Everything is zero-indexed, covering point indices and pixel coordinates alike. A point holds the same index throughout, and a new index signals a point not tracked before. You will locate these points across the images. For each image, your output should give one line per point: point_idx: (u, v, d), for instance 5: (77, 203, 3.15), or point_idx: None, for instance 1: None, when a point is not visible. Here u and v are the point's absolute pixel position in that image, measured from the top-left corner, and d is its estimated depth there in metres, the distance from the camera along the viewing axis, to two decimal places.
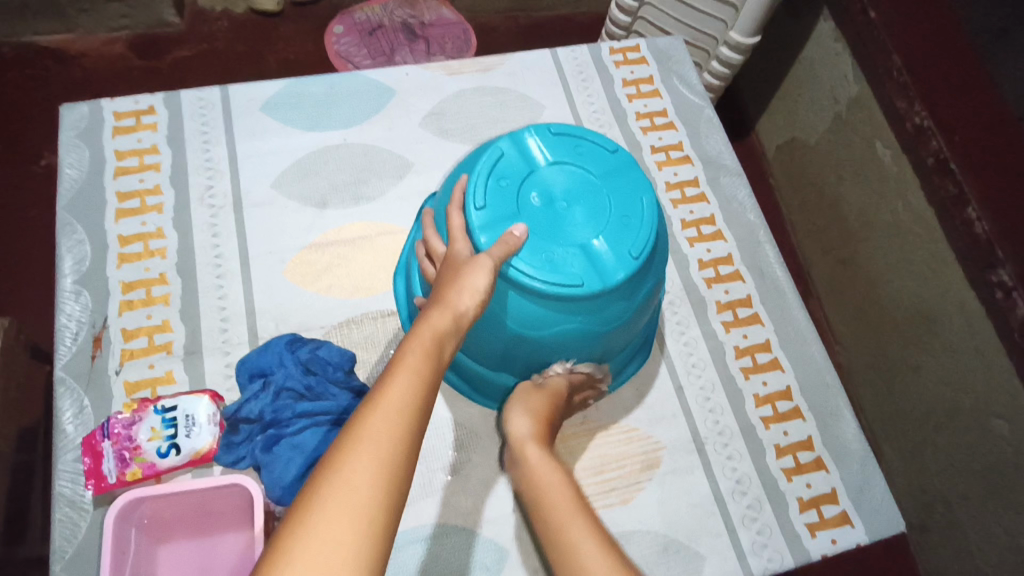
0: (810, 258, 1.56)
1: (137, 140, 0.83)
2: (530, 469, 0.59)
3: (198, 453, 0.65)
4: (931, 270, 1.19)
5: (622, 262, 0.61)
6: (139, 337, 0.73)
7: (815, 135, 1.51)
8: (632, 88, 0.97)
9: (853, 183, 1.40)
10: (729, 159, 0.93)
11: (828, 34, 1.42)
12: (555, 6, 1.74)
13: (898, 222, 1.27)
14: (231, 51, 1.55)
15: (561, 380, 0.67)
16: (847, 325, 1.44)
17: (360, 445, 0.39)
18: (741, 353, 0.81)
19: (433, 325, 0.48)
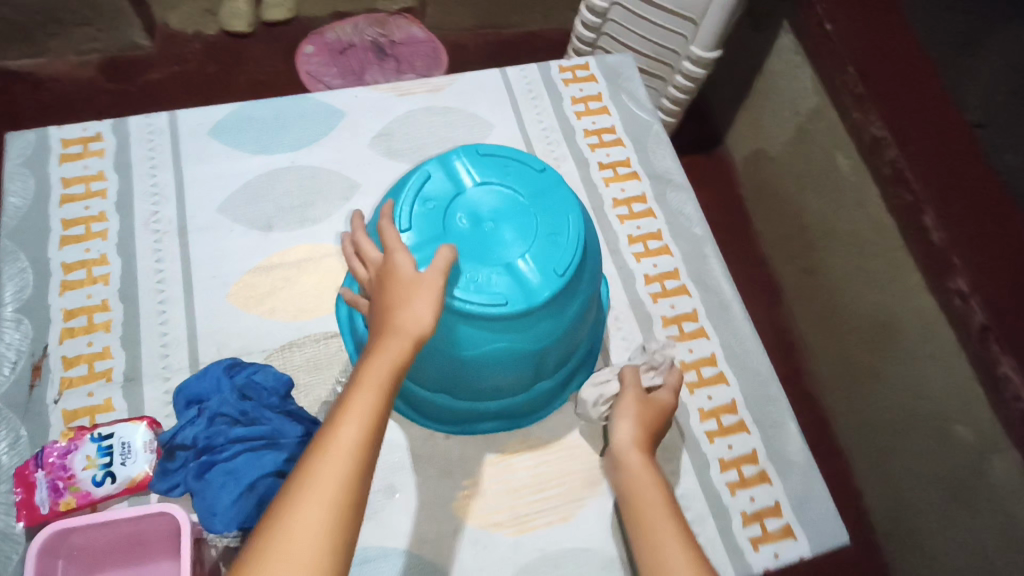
0: (778, 266, 1.56)
1: (84, 166, 0.83)
2: (636, 471, 0.59)
3: (133, 481, 0.66)
4: (890, 277, 1.20)
5: (549, 279, 0.61)
6: (79, 365, 0.73)
7: (779, 146, 1.53)
8: (581, 105, 0.98)
9: (817, 193, 1.41)
10: (676, 175, 0.94)
11: (789, 47, 1.44)
12: (525, 22, 1.75)
13: (858, 231, 1.29)
14: (201, 72, 1.56)
15: (666, 395, 0.71)
16: (815, 334, 1.44)
17: (308, 491, 0.43)
18: (687, 367, 0.82)
19: (387, 358, 0.50)
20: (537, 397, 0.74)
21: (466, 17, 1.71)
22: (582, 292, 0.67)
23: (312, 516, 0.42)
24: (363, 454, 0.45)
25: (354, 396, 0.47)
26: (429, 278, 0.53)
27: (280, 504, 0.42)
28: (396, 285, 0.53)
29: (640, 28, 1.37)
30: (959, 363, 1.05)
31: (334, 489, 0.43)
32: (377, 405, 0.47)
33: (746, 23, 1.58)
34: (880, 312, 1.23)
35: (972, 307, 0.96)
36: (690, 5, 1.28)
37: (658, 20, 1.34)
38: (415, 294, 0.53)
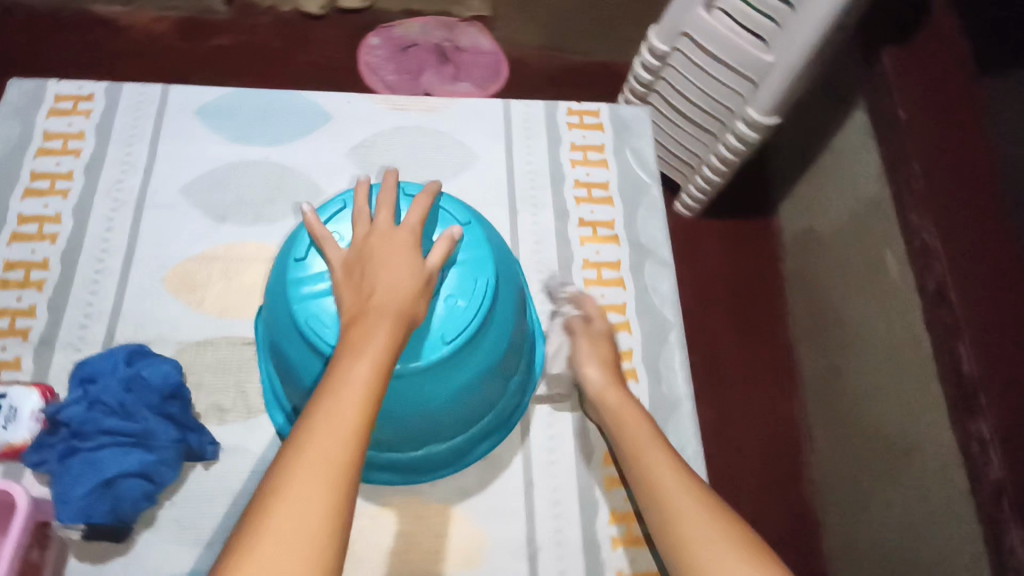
0: (804, 360, 1.34)
1: (68, 123, 0.85)
2: (616, 406, 0.70)
3: (10, 446, 0.66)
4: (910, 398, 1.03)
5: (429, 344, 0.58)
6: (4, 317, 0.74)
7: (831, 230, 1.29)
8: (579, 153, 0.92)
9: (858, 290, 1.20)
10: (661, 248, 0.87)
11: (859, 126, 1.19)
12: (592, 51, 1.56)
13: (893, 347, 1.08)
14: (266, 47, 1.52)
15: (603, 326, 0.78)
16: (828, 443, 1.24)
17: (302, 470, 0.44)
18: (610, 460, 0.75)
19: (380, 340, 0.50)
20: (428, 458, 0.69)
21: (534, 35, 1.55)
22: (474, 363, 0.62)
23: (308, 491, 0.43)
24: (352, 437, 0.45)
25: (339, 382, 0.47)
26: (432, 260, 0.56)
27: (275, 480, 0.44)
28: (406, 260, 0.54)
29: (698, 80, 1.13)
30: (970, 516, 0.89)
31: (325, 468, 0.44)
32: (365, 392, 0.47)
33: (819, 90, 1.31)
34: (897, 437, 1.05)
35: (990, 459, 0.83)
36: (746, 61, 1.04)
37: (713, 71, 1.10)
38: (422, 276, 0.54)
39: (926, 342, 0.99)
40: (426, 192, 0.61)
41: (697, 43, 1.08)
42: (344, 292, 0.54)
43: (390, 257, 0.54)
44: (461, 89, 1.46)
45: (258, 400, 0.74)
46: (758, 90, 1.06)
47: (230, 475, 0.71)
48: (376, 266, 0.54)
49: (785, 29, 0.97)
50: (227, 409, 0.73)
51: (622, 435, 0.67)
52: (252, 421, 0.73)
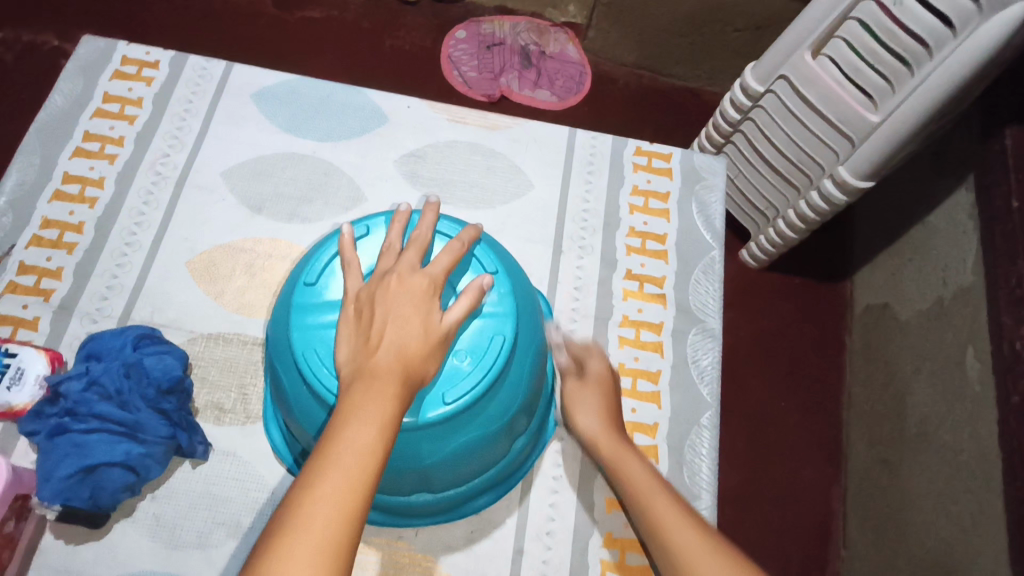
0: (853, 444, 1.18)
1: (128, 88, 0.84)
2: (616, 456, 0.64)
3: (10, 408, 0.64)
4: (968, 521, 0.90)
5: (428, 402, 0.53)
6: (30, 275, 0.74)
7: (908, 312, 1.15)
8: (640, 198, 0.85)
9: (930, 386, 1.05)
10: (711, 317, 0.79)
11: (964, 207, 1.05)
12: (685, 76, 1.45)
13: (961, 462, 0.93)
14: (355, 27, 1.42)
15: (601, 362, 0.71)
16: (867, 549, 1.07)
17: (297, 548, 0.38)
18: (610, 542, 0.68)
19: (392, 380, 0.46)
20: (416, 506, 0.64)
21: (628, 52, 1.42)
22: (474, 427, 0.56)
23: (302, 572, 0.37)
24: (353, 513, 0.40)
25: (340, 448, 0.42)
26: (448, 319, 0.51)
27: (265, 558, 0.38)
28: (420, 312, 0.50)
29: (789, 128, 1.03)
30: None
31: (324, 548, 0.38)
32: (368, 460, 0.42)
33: (926, 160, 1.17)
34: (944, 551, 0.93)
35: None
36: (848, 119, 0.93)
37: (809, 123, 0.98)
38: (435, 336, 0.50)
39: (999, 466, 0.86)
40: (461, 238, 0.56)
41: (794, 87, 0.97)
42: (349, 335, 0.50)
43: (403, 307, 0.50)
44: (540, 100, 1.37)
45: (258, 406, 0.71)
46: (854, 152, 0.94)
47: (213, 479, 0.67)
48: (387, 313, 0.49)
49: (896, 91, 0.86)
50: (227, 409, 0.70)
51: (632, 495, 0.61)
52: (249, 427, 0.70)
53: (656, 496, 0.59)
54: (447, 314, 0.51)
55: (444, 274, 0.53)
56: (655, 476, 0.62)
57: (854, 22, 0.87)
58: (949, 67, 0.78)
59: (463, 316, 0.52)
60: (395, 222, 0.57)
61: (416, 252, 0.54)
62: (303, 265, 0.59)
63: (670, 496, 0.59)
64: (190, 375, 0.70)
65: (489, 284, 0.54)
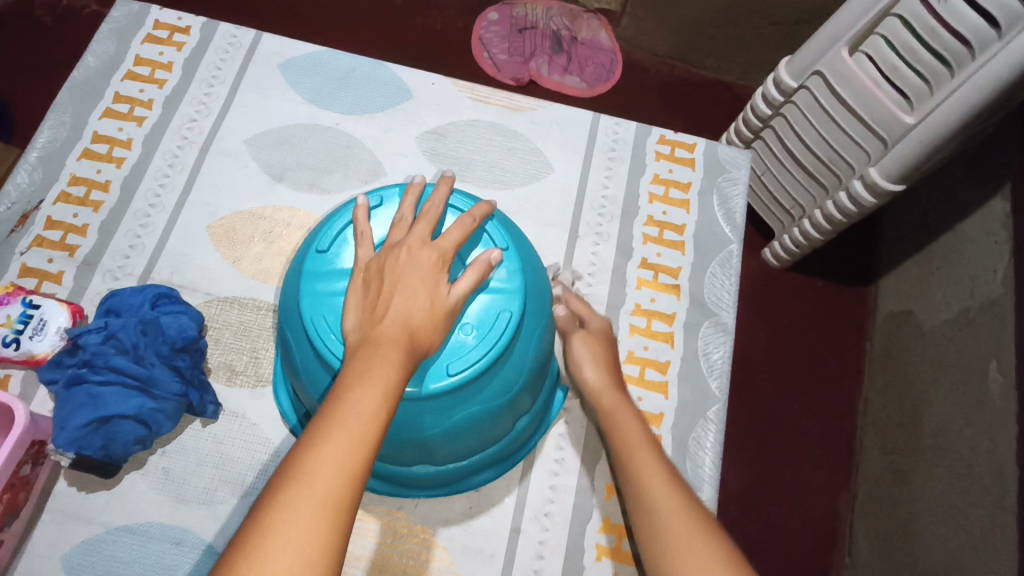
0: (865, 451, 1.17)
1: (159, 52, 0.85)
2: (613, 410, 0.65)
3: (32, 357, 0.67)
4: (979, 533, 0.88)
5: (432, 373, 0.53)
6: (56, 230, 0.75)
7: (931, 321, 1.13)
8: (660, 187, 0.84)
9: (949, 398, 1.02)
10: (724, 311, 0.78)
11: (998, 217, 1.03)
12: (717, 68, 1.42)
13: (975, 475, 0.92)
14: (387, 4, 1.42)
15: (602, 321, 0.73)
16: (871, 556, 1.06)
17: (300, 502, 0.39)
18: (608, 527, 0.68)
19: (395, 350, 0.46)
20: (416, 477, 0.65)
21: (660, 41, 1.40)
22: (476, 402, 0.57)
23: (304, 525, 0.38)
24: (354, 470, 0.41)
25: (344, 410, 0.43)
26: (455, 293, 0.51)
27: (267, 511, 0.38)
28: (428, 286, 0.50)
29: (820, 125, 1.01)
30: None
31: (326, 503, 0.39)
32: (371, 423, 0.43)
33: (961, 167, 1.14)
34: (950, 563, 0.91)
35: None
36: (882, 120, 0.90)
37: (841, 120, 0.96)
38: (440, 308, 0.50)
39: (1017, 481, 0.85)
40: (473, 213, 0.56)
41: (829, 85, 0.95)
42: (356, 303, 0.50)
43: (411, 278, 0.50)
44: (568, 85, 1.36)
45: (269, 371, 0.72)
46: (885, 154, 0.91)
47: (222, 438, 0.69)
48: (396, 284, 0.50)
49: (934, 92, 0.83)
50: (238, 371, 0.72)
51: (625, 461, 0.61)
52: (258, 391, 0.71)
53: (650, 461, 0.60)
54: (455, 287, 0.51)
55: (453, 249, 0.53)
56: (648, 438, 0.63)
57: (895, 19, 0.85)
58: (991, 70, 0.76)
59: (470, 289, 0.52)
60: (407, 193, 0.57)
61: (427, 225, 0.54)
62: (315, 232, 0.60)
63: (653, 453, 0.61)
64: (205, 336, 0.72)
65: (498, 258, 0.54)
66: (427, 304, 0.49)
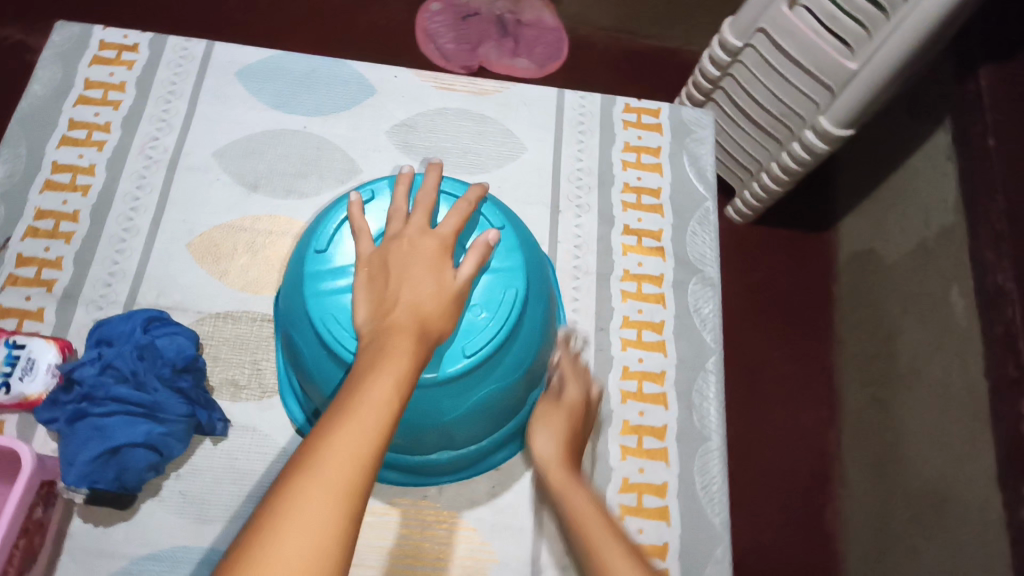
0: (845, 387, 1.22)
1: (110, 73, 0.83)
2: (565, 490, 0.62)
3: (25, 398, 0.65)
4: (960, 448, 0.94)
5: (448, 357, 0.54)
6: (29, 267, 0.73)
7: (893, 256, 1.18)
8: (632, 154, 0.86)
9: (919, 325, 1.08)
10: (709, 266, 0.81)
11: (942, 149, 1.08)
12: (662, 36, 1.44)
13: (949, 395, 0.98)
14: (326, 5, 1.40)
15: (578, 391, 0.69)
16: (864, 484, 1.12)
17: (310, 486, 0.38)
18: (628, 487, 0.71)
19: (408, 339, 0.47)
20: (437, 464, 0.66)
21: (605, 14, 1.41)
22: (491, 381, 0.58)
23: (316, 510, 0.37)
24: (366, 456, 0.40)
25: (356, 400, 0.43)
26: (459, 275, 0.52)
27: (279, 498, 0.38)
28: (434, 272, 0.50)
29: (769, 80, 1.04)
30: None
31: (338, 488, 0.38)
32: (383, 412, 0.42)
33: (904, 105, 1.19)
34: (937, 480, 0.97)
35: None
36: (827, 69, 0.94)
37: (788, 73, 0.99)
38: (449, 292, 0.51)
39: (987, 395, 0.90)
40: (467, 196, 0.56)
41: (773, 40, 0.98)
42: (364, 297, 0.51)
43: (417, 266, 0.50)
44: (519, 66, 1.37)
45: (273, 380, 0.72)
46: (833, 101, 0.96)
47: (235, 453, 0.68)
48: (402, 273, 0.50)
49: (873, 37, 0.87)
50: (242, 385, 0.71)
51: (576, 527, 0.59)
52: (265, 402, 0.71)
53: (604, 538, 0.57)
54: (458, 270, 0.52)
55: (452, 233, 0.54)
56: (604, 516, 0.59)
57: None
58: (923, 11, 0.79)
59: (473, 270, 0.53)
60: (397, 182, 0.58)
61: (422, 212, 0.54)
62: (311, 234, 0.60)
63: (606, 525, 0.58)
64: (203, 354, 0.71)
65: (497, 236, 0.55)
66: (435, 289, 0.50)
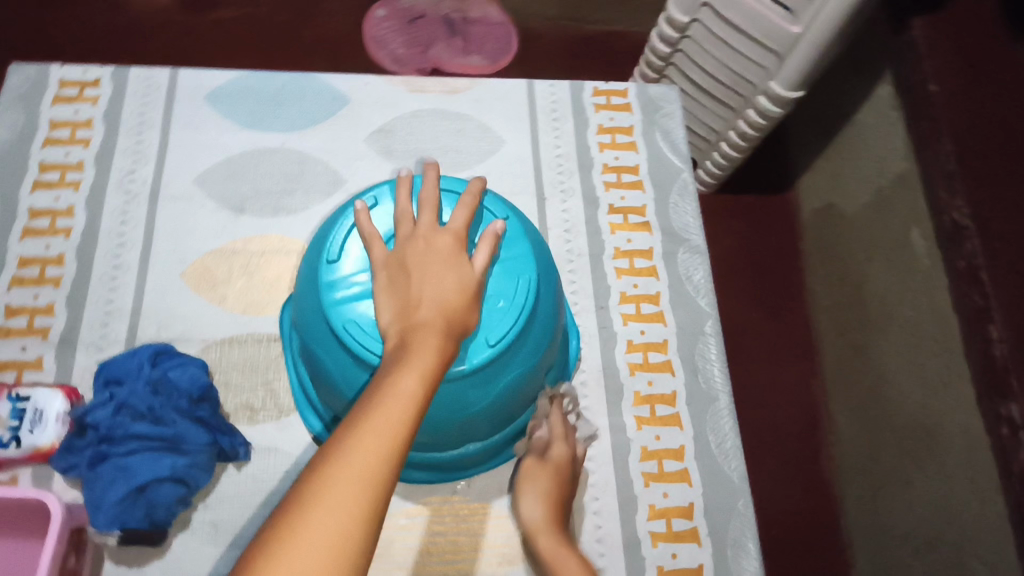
0: (823, 337, 1.28)
1: (75, 111, 0.81)
2: (552, 555, 0.62)
3: (38, 450, 0.64)
4: (937, 380, 0.99)
5: (473, 348, 0.56)
6: (21, 316, 0.71)
7: (853, 207, 1.24)
8: (607, 136, 0.89)
9: (887, 269, 1.13)
10: (694, 235, 0.84)
11: (886, 100, 1.14)
12: (608, 20, 1.47)
13: (920, 331, 1.04)
14: (272, 22, 1.38)
15: (563, 448, 0.68)
16: (852, 426, 1.17)
17: (340, 474, 0.39)
18: (648, 455, 0.73)
19: (434, 336, 0.48)
20: (465, 458, 0.67)
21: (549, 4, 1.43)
22: (514, 368, 0.59)
23: (343, 496, 0.39)
24: (394, 448, 0.41)
25: (385, 393, 0.44)
26: (474, 269, 0.53)
27: (308, 482, 0.39)
28: (452, 268, 0.52)
29: (717, 52, 1.07)
30: (998, 509, 0.88)
31: (366, 477, 0.40)
32: (409, 405, 0.44)
33: (845, 63, 1.25)
34: (920, 413, 1.02)
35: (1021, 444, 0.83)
36: (773, 34, 0.98)
37: (736, 43, 1.03)
38: (468, 285, 0.52)
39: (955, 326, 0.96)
40: (470, 191, 0.57)
41: (718, 13, 1.01)
42: (386, 300, 0.52)
43: (434, 264, 0.52)
44: (470, 62, 1.37)
45: (288, 398, 0.72)
46: (783, 65, 1.00)
47: (261, 475, 0.68)
48: (421, 273, 0.51)
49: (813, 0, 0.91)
50: (258, 408, 0.71)
51: None
52: (284, 421, 0.71)
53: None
54: (473, 264, 0.53)
55: (462, 229, 0.55)
56: None
57: None
58: None
59: (487, 262, 0.54)
60: (399, 186, 0.58)
61: (430, 212, 0.56)
62: (319, 246, 0.60)
63: None
64: (214, 382, 0.71)
65: (504, 226, 0.56)
66: (453, 284, 0.51)
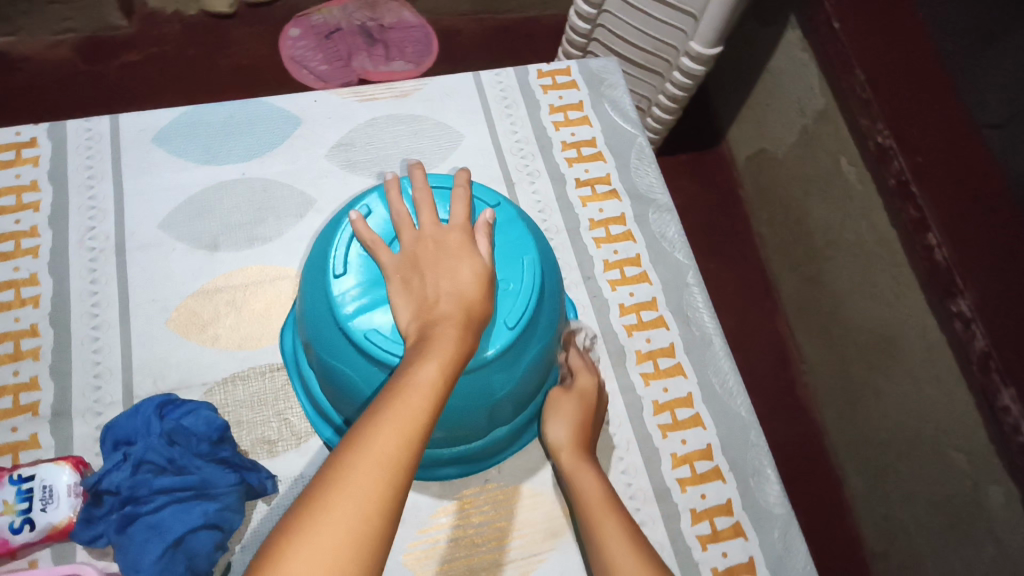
0: (777, 273, 1.32)
1: (15, 175, 0.77)
2: (574, 472, 0.66)
3: (54, 527, 0.61)
4: (889, 293, 1.03)
5: (494, 333, 0.57)
6: (4, 397, 0.68)
7: (782, 148, 1.29)
8: (559, 115, 0.91)
9: (822, 199, 1.19)
10: (659, 194, 0.88)
11: (795, 44, 1.22)
12: (521, 7, 1.49)
13: (862, 243, 1.09)
14: (183, 57, 1.34)
15: (588, 379, 0.72)
16: (819, 352, 1.21)
17: (362, 459, 0.40)
18: (661, 408, 0.77)
19: (455, 329, 0.49)
20: (493, 444, 0.69)
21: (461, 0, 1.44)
22: (533, 348, 0.61)
23: (365, 479, 0.39)
24: (413, 437, 0.42)
25: (404, 384, 0.45)
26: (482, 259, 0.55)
27: (330, 467, 0.40)
28: (462, 261, 0.53)
29: (636, 21, 1.11)
30: (964, 397, 0.91)
31: (384, 463, 0.40)
32: (428, 395, 0.45)
33: (753, 17, 1.33)
34: (881, 328, 1.05)
35: (975, 333, 0.86)
36: None
37: (651, 8, 1.07)
38: (482, 275, 0.54)
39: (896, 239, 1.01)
40: (460, 183, 0.60)
41: None
42: (405, 302, 0.53)
43: (446, 260, 0.53)
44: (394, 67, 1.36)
45: (304, 424, 0.71)
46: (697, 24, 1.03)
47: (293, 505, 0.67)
48: (435, 270, 0.53)
49: None
50: (276, 440, 0.70)
51: (584, 510, 0.63)
52: (305, 446, 0.70)
53: (609, 525, 0.61)
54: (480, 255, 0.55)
55: (462, 223, 0.57)
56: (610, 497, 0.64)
57: None
58: None
59: (490, 252, 0.57)
60: (390, 193, 0.60)
61: (427, 213, 0.57)
62: (319, 266, 0.60)
63: (615, 514, 0.62)
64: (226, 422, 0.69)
65: (492, 214, 0.59)
66: (465, 277, 0.53)
